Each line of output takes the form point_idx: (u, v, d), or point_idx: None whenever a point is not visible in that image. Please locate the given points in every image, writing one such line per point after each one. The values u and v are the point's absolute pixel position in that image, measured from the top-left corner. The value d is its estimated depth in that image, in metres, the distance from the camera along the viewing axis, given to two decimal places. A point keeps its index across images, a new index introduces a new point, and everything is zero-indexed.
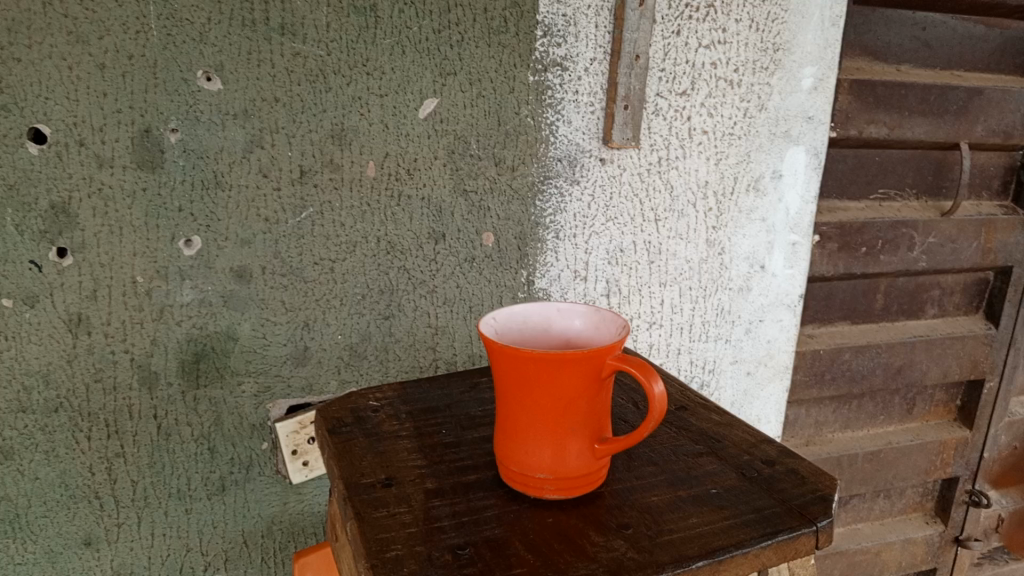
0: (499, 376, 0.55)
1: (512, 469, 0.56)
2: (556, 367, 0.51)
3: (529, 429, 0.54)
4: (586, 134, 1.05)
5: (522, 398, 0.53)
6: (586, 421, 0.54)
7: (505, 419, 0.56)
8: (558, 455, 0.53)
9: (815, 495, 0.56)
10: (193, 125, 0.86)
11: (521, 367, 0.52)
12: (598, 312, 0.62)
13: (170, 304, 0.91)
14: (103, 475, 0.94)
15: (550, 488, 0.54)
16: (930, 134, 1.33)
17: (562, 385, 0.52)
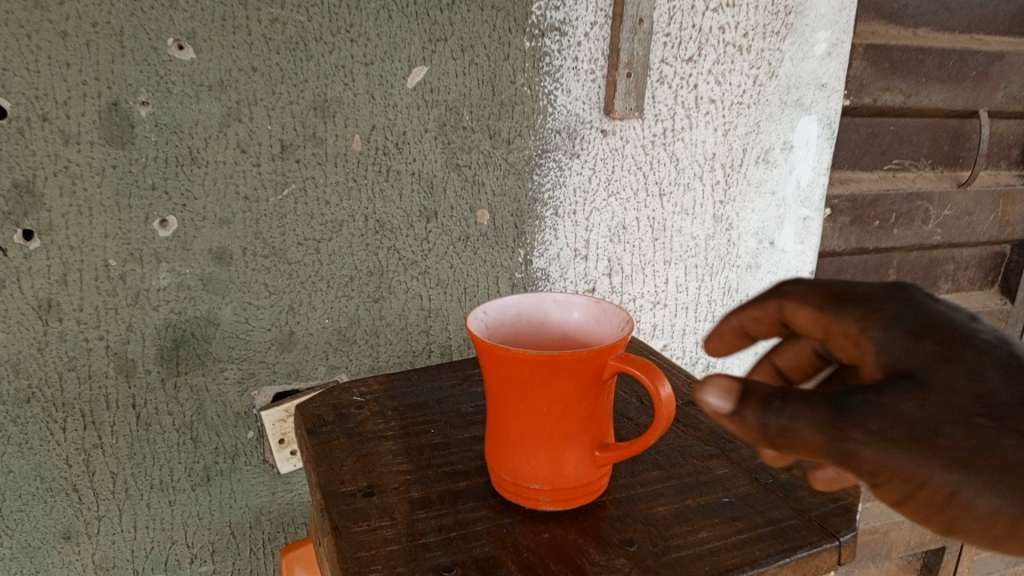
0: (489, 378, 0.50)
1: (504, 479, 0.51)
2: (552, 370, 0.46)
3: (522, 436, 0.49)
4: (586, 104, 0.99)
5: (514, 400, 0.49)
6: (586, 427, 0.49)
7: (496, 423, 0.51)
8: (553, 464, 0.49)
9: (836, 504, 0.52)
10: (164, 97, 0.80)
11: (513, 368, 0.47)
12: (598, 303, 0.56)
13: (146, 288, 0.86)
14: (80, 468, 0.90)
15: (546, 500, 0.50)
16: (948, 101, 1.27)
17: (559, 388, 0.47)
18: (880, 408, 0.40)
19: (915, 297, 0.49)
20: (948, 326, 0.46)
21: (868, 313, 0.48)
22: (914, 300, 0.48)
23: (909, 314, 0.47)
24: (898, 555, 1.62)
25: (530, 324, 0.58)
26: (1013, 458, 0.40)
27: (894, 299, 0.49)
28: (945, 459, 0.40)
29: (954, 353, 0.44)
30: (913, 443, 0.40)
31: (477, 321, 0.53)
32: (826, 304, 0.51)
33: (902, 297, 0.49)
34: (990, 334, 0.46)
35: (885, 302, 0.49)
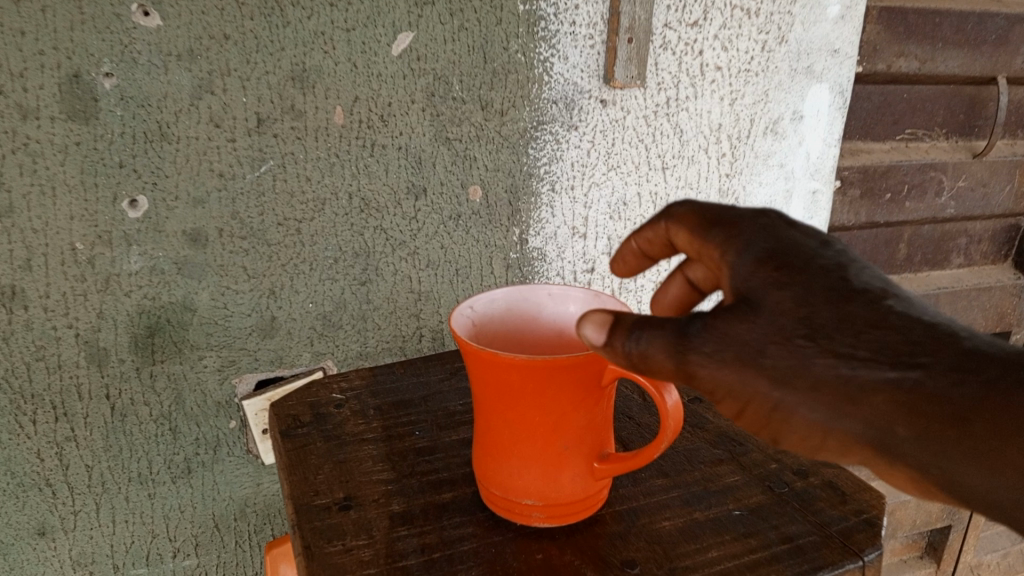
0: (475, 383, 0.45)
1: (493, 493, 0.46)
2: (544, 375, 0.42)
3: (512, 445, 0.45)
4: (585, 72, 0.93)
5: (503, 406, 0.44)
6: (582, 436, 0.44)
7: (483, 432, 0.46)
8: (545, 476, 0.45)
9: (859, 518, 0.47)
10: (129, 68, 0.74)
11: (501, 374, 0.43)
12: (597, 295, 0.52)
13: (117, 272, 0.81)
14: (53, 461, 0.86)
15: (540, 516, 0.45)
16: (966, 67, 1.20)
17: (554, 393, 0.43)
18: (716, 328, 0.41)
19: (777, 224, 0.47)
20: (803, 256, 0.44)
21: (734, 238, 0.46)
22: (774, 227, 0.46)
23: (767, 241, 0.45)
24: (903, 534, 1.58)
25: (523, 319, 0.53)
26: (829, 374, 0.39)
27: (758, 225, 0.46)
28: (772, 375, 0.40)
29: (793, 276, 0.42)
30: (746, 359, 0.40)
31: (459, 317, 0.48)
32: (701, 227, 0.48)
33: (766, 223, 0.47)
34: (834, 255, 0.45)
35: (748, 225, 0.46)
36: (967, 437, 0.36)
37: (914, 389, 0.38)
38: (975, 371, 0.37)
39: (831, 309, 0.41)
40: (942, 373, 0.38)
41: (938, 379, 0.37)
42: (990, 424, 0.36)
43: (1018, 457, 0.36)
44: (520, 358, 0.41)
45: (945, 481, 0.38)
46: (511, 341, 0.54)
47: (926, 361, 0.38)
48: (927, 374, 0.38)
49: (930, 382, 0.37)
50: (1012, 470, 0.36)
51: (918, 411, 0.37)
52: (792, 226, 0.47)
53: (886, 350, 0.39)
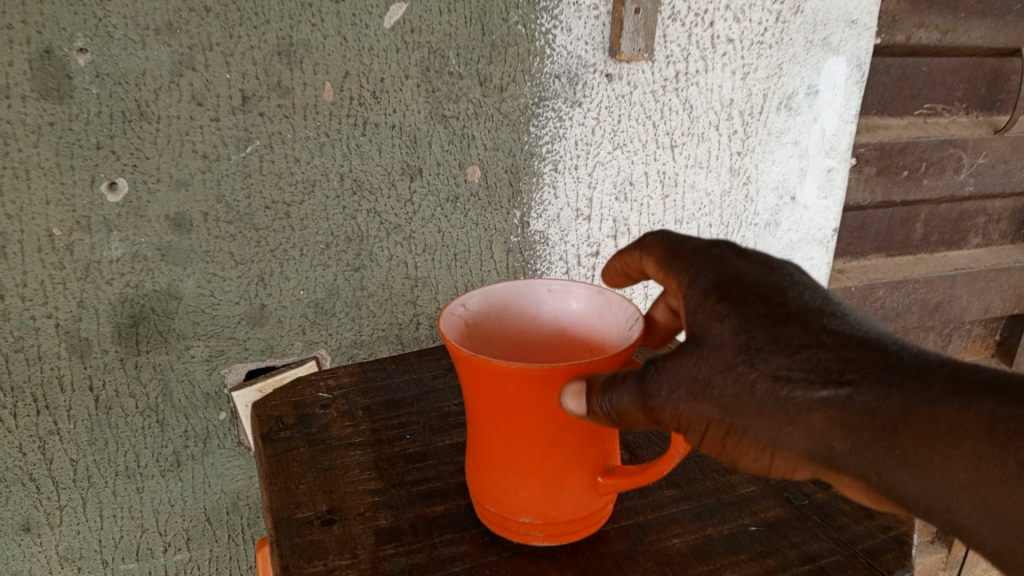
0: (468, 392, 0.42)
1: (487, 508, 0.43)
2: (542, 382, 0.39)
3: (508, 461, 0.42)
4: (590, 45, 0.88)
5: (498, 419, 0.41)
6: (584, 450, 0.41)
7: (478, 445, 0.43)
8: (544, 494, 0.42)
9: (886, 535, 0.44)
10: (105, 43, 0.70)
11: (496, 381, 0.39)
12: (600, 292, 0.50)
13: (97, 259, 0.77)
14: (36, 456, 0.83)
15: (539, 535, 0.43)
16: (989, 39, 1.15)
17: (553, 403, 0.40)
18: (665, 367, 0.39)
19: (725, 254, 0.44)
20: (754, 285, 0.42)
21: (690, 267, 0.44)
22: (723, 259, 0.44)
23: (717, 274, 0.42)
24: None
25: (523, 316, 0.52)
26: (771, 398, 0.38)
27: (708, 256, 0.44)
28: (721, 404, 0.38)
29: (734, 308, 0.40)
30: (699, 394, 0.38)
31: (453, 318, 0.46)
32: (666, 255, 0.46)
33: (717, 254, 0.44)
34: (770, 280, 0.42)
35: (699, 257, 0.44)
36: (898, 447, 0.38)
37: (846, 404, 0.38)
38: (899, 384, 0.38)
39: (768, 331, 0.39)
40: (869, 388, 0.38)
41: (866, 394, 0.38)
42: (918, 434, 0.38)
43: (941, 461, 0.39)
44: (515, 366, 0.38)
45: (882, 487, 0.39)
46: (511, 338, 0.52)
47: (856, 377, 0.38)
48: (856, 390, 0.38)
49: (860, 398, 0.38)
50: (941, 474, 0.39)
51: (849, 425, 0.38)
52: (740, 255, 0.44)
53: (820, 368, 0.38)
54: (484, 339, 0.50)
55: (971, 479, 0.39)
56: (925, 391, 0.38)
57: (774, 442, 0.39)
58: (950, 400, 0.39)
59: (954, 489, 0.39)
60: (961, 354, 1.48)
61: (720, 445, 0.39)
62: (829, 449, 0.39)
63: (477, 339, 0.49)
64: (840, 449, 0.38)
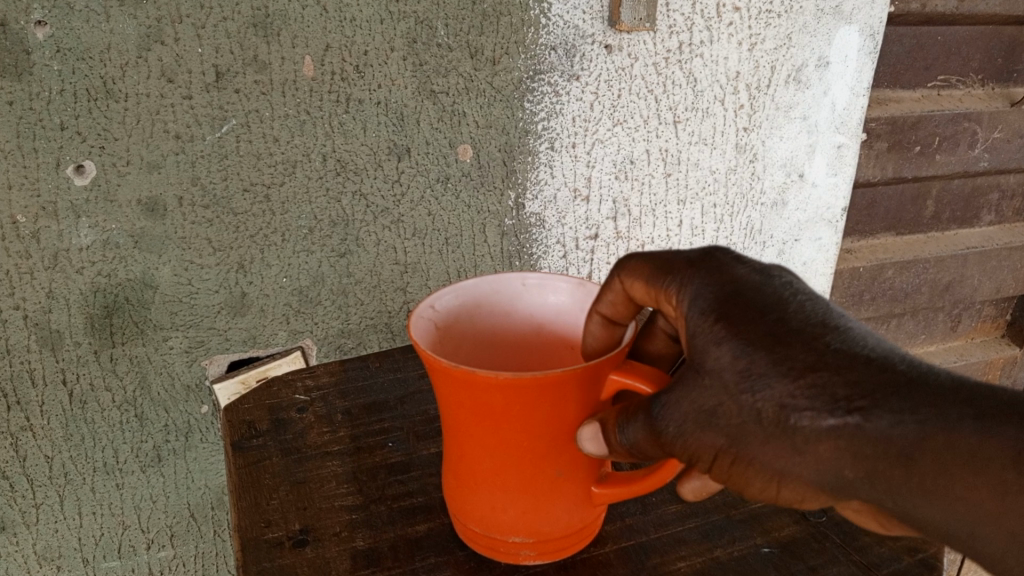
0: (446, 405, 0.38)
1: (473, 530, 0.40)
2: (536, 395, 0.35)
3: (494, 478, 0.38)
4: (588, 14, 0.83)
5: (482, 433, 0.37)
6: (577, 460, 0.38)
7: (455, 461, 0.40)
8: (536, 510, 0.38)
9: (912, 558, 0.41)
10: (65, 15, 0.65)
11: (482, 396, 0.35)
12: (582, 285, 0.47)
13: (65, 247, 0.73)
14: (8, 453, 0.79)
15: (531, 554, 0.39)
16: (1008, 6, 1.10)
17: (545, 413, 0.36)
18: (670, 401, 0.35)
19: (721, 265, 0.39)
20: (753, 301, 0.37)
21: (686, 282, 0.39)
22: (724, 268, 0.39)
23: (718, 290, 0.38)
24: None
25: (496, 314, 0.48)
26: (773, 428, 0.33)
27: (704, 268, 0.39)
28: (728, 434, 0.35)
29: (733, 330, 0.35)
30: (707, 426, 0.35)
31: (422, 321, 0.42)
32: (656, 274, 0.41)
33: (716, 260, 0.40)
34: (775, 287, 0.38)
35: (696, 273, 0.39)
36: (915, 475, 0.33)
37: (856, 433, 0.32)
38: (913, 408, 0.33)
39: (768, 350, 0.34)
40: (882, 414, 0.33)
41: (878, 422, 0.32)
42: (938, 463, 0.33)
43: (966, 492, 0.34)
44: (506, 375, 0.34)
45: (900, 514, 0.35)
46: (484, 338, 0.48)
47: (866, 404, 0.33)
48: (867, 417, 0.32)
49: (871, 425, 0.32)
50: (964, 506, 0.34)
51: (860, 455, 0.33)
52: (739, 260, 0.40)
53: (827, 395, 0.33)
54: (457, 340, 0.45)
55: (1000, 513, 0.34)
56: (941, 417, 0.33)
57: (779, 473, 0.34)
58: (962, 433, 0.33)
59: (980, 520, 0.34)
60: (970, 334, 1.44)
61: (726, 473, 0.36)
62: (837, 478, 0.34)
63: (449, 341, 0.45)
64: (852, 479, 0.33)
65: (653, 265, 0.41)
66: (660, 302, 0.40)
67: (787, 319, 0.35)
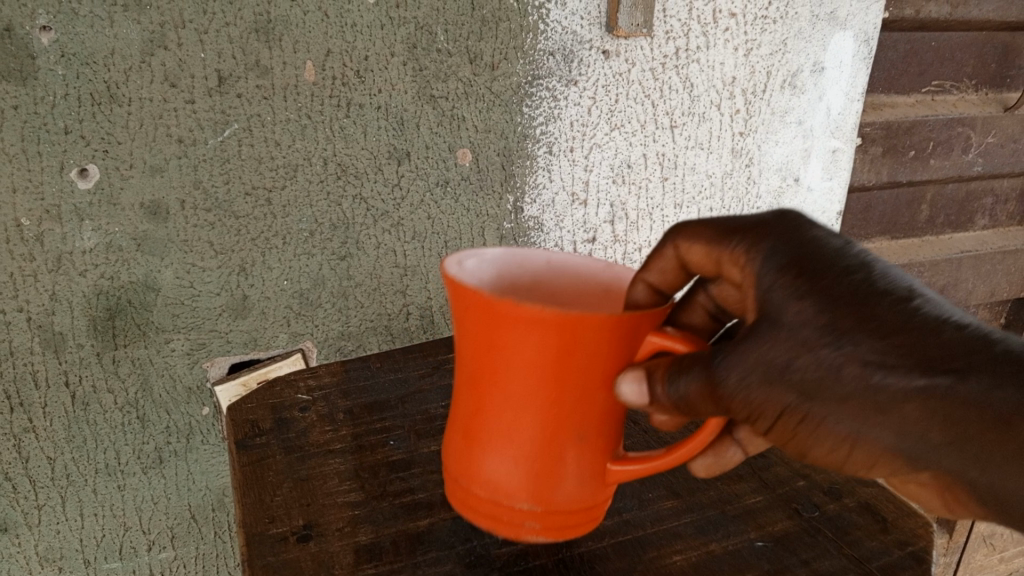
0: (473, 356, 0.39)
1: (478, 496, 0.40)
2: (573, 345, 0.36)
3: (511, 439, 0.39)
4: (585, 20, 0.84)
5: (511, 384, 0.38)
6: (596, 430, 0.39)
7: (472, 421, 0.40)
8: (547, 479, 0.39)
9: (904, 551, 0.41)
10: (69, 21, 0.66)
11: (519, 339, 0.36)
12: (611, 266, 0.46)
13: (69, 250, 0.73)
14: (12, 454, 0.79)
15: (534, 527, 0.40)
16: (1001, 12, 1.11)
17: (574, 372, 0.37)
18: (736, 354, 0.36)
19: (794, 224, 0.41)
20: (832, 261, 0.38)
21: (755, 241, 0.40)
22: (804, 227, 0.41)
23: (793, 246, 0.39)
24: None
25: (516, 288, 0.45)
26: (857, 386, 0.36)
27: (775, 227, 0.40)
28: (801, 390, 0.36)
29: (816, 286, 0.37)
30: (776, 381, 0.36)
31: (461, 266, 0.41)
32: (721, 237, 0.42)
33: (790, 220, 0.41)
34: (856, 252, 0.40)
35: (774, 228, 0.40)
36: (995, 445, 0.37)
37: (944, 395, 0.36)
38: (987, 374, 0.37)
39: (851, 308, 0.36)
40: (971, 380, 0.37)
41: (967, 386, 0.37)
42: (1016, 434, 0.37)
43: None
44: (549, 311, 0.35)
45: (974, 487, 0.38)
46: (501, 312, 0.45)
47: (955, 369, 0.37)
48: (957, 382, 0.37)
49: (960, 388, 0.37)
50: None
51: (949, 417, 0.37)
52: (812, 223, 0.41)
53: (914, 356, 0.36)
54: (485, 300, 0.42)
55: None
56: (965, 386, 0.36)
57: (856, 433, 0.37)
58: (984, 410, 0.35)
59: None
60: None
61: (791, 432, 0.37)
62: (921, 440, 0.36)
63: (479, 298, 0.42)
64: (935, 441, 0.37)
65: (717, 227, 0.42)
66: (722, 263, 0.42)
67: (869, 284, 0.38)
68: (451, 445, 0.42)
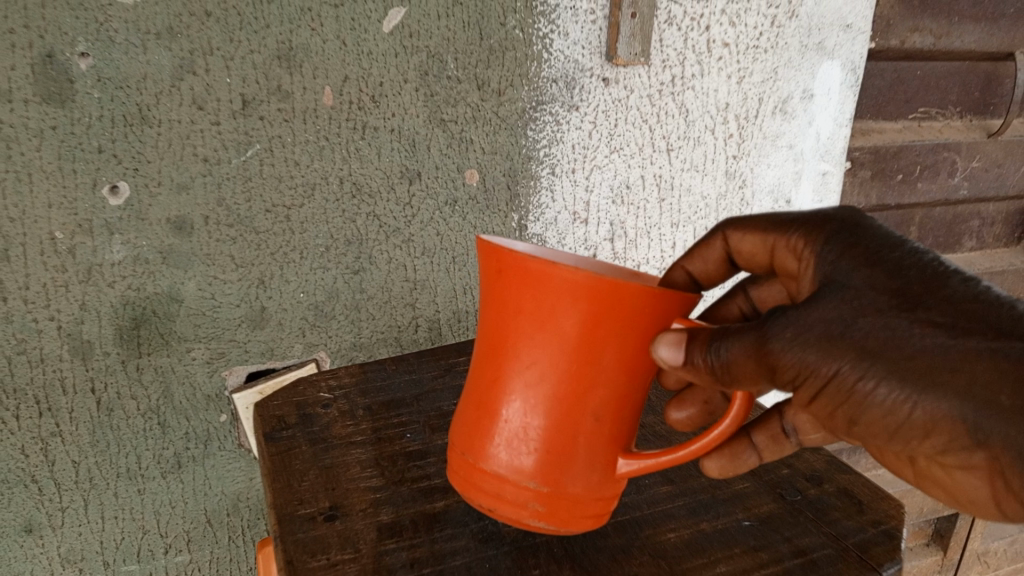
0: (502, 327, 0.43)
1: (487, 474, 0.43)
2: (598, 317, 0.41)
3: (529, 416, 0.43)
4: (587, 49, 0.89)
5: (539, 356, 0.42)
6: (607, 419, 0.44)
7: (491, 399, 0.44)
8: (563, 455, 0.43)
9: (877, 529, 0.45)
10: (106, 48, 0.70)
11: (550, 305, 0.41)
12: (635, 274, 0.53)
13: (99, 263, 0.77)
14: (39, 458, 0.83)
15: (537, 509, 0.43)
16: (982, 43, 1.16)
17: (595, 350, 0.42)
18: (791, 318, 0.41)
19: (857, 216, 0.49)
20: (891, 241, 0.46)
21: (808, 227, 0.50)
22: (863, 218, 0.49)
23: (850, 226, 0.48)
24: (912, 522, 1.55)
25: None
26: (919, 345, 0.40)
27: (840, 219, 0.49)
28: (857, 350, 0.40)
29: (878, 257, 0.44)
30: (833, 340, 0.41)
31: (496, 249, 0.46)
32: (773, 226, 0.54)
33: (853, 215, 0.50)
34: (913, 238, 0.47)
35: (833, 217, 0.50)
36: None
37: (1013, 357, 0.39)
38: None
39: (920, 272, 0.43)
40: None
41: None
42: None
43: None
44: (589, 278, 0.39)
45: None
46: None
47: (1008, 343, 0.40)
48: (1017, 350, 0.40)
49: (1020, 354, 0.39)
50: None
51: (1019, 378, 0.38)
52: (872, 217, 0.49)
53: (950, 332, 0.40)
54: None
55: None
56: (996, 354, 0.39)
57: (916, 391, 0.40)
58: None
59: None
60: None
61: (843, 393, 0.41)
62: (990, 400, 0.39)
63: None
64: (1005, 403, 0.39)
65: (772, 218, 0.54)
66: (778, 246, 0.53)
67: (926, 255, 0.45)
68: (466, 428, 0.45)
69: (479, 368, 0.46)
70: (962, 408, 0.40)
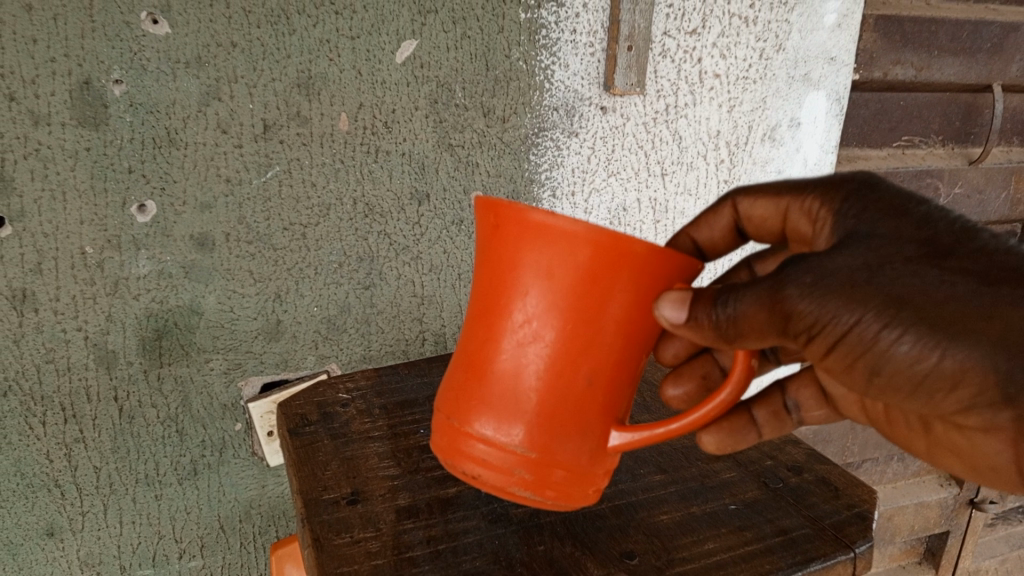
0: (502, 286, 0.48)
1: (476, 440, 0.47)
2: (592, 271, 0.45)
3: (522, 378, 0.47)
4: (586, 80, 0.94)
5: (536, 310, 0.46)
6: (595, 390, 0.48)
7: (483, 365, 0.48)
8: (555, 423, 0.47)
9: (851, 512, 0.50)
10: (139, 75, 0.75)
11: (550, 257, 0.45)
12: None
13: (125, 276, 0.82)
14: (62, 462, 0.87)
15: (524, 476, 0.47)
16: (962, 75, 1.22)
17: (587, 308, 0.46)
18: (812, 265, 0.44)
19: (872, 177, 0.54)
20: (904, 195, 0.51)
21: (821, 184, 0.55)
22: (877, 178, 0.54)
23: (867, 185, 0.52)
24: (902, 539, 1.59)
25: None
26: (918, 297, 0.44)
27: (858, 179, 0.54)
28: (882, 299, 0.44)
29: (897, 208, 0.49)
30: (855, 286, 0.44)
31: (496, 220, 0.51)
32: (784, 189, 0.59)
33: (867, 177, 0.55)
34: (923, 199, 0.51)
35: (850, 178, 0.55)
36: None
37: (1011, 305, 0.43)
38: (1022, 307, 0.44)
39: (929, 233, 0.47)
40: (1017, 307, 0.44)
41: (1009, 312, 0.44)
42: None
43: None
44: (588, 230, 0.44)
45: None
46: None
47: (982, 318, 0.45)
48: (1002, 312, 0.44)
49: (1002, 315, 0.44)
50: None
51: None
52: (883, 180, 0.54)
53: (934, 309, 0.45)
54: None
55: None
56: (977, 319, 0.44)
57: (944, 340, 0.44)
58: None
59: None
60: None
61: (861, 340, 0.45)
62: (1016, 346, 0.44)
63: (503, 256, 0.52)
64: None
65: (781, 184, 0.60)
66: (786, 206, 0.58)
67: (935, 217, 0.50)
68: (457, 395, 0.49)
69: (472, 335, 0.50)
70: (987, 357, 0.45)
